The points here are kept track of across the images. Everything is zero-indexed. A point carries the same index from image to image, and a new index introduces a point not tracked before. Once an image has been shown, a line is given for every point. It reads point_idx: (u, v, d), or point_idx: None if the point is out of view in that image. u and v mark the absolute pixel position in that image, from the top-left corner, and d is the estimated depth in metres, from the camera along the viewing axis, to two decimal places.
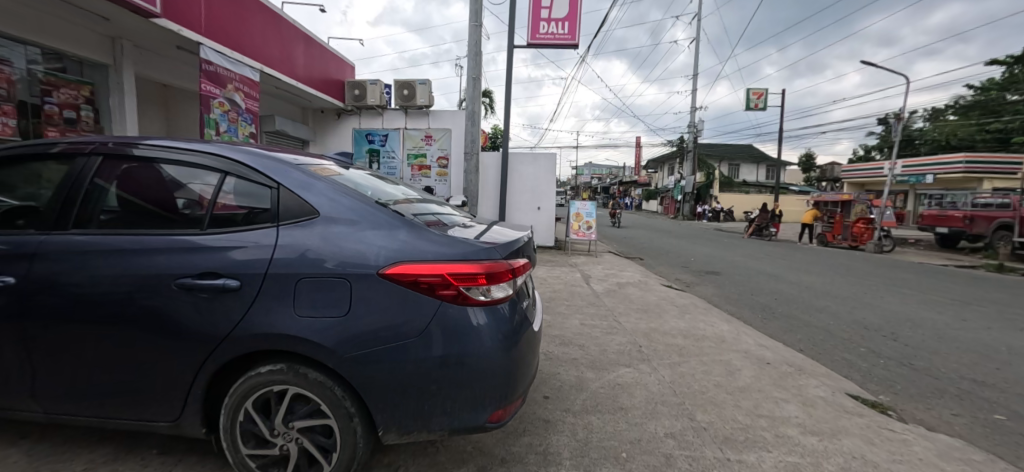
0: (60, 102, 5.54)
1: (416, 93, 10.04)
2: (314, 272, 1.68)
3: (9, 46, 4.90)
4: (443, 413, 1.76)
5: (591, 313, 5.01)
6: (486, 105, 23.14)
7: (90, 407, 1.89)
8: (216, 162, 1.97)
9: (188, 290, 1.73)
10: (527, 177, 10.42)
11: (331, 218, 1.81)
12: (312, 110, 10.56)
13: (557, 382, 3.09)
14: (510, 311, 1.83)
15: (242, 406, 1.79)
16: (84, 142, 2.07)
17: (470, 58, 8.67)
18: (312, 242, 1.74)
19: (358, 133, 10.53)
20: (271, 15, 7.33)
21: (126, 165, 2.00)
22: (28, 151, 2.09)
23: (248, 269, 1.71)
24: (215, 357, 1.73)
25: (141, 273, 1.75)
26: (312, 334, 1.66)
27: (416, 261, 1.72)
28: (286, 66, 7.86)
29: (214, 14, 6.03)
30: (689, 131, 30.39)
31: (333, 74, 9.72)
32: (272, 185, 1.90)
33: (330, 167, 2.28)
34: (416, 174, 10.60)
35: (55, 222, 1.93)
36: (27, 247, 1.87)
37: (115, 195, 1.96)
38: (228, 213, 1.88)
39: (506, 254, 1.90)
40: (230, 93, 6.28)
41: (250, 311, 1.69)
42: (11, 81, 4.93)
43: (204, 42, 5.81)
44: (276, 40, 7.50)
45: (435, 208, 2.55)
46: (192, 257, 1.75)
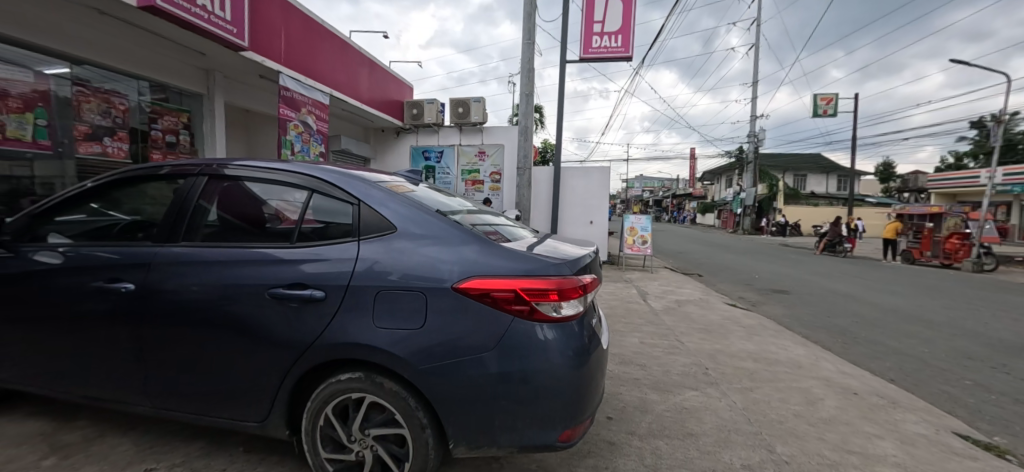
0: (163, 128, 6.30)
1: (470, 110, 10.34)
2: (388, 285, 1.75)
3: (124, 81, 5.75)
4: (513, 429, 1.75)
5: (651, 332, 4.81)
6: (538, 121, 23.52)
7: (188, 404, 2.05)
8: (302, 181, 2.12)
9: (279, 299, 1.85)
10: (579, 191, 10.36)
11: (405, 233, 1.89)
12: (373, 130, 11.23)
13: (619, 402, 2.98)
14: (580, 328, 1.81)
15: (322, 412, 1.87)
16: (190, 164, 2.31)
17: (524, 74, 8.84)
18: (385, 257, 1.82)
19: (416, 150, 10.99)
20: (339, 42, 7.91)
21: (224, 184, 2.21)
22: (140, 173, 2.35)
23: (331, 281, 1.81)
24: (301, 363, 1.83)
25: (237, 284, 1.90)
26: (389, 345, 1.72)
27: (488, 276, 1.74)
28: (352, 89, 8.43)
29: (292, 45, 6.63)
30: (750, 140, 28.73)
31: (393, 95, 10.30)
32: (352, 202, 2.02)
33: (402, 184, 2.39)
34: (470, 189, 10.86)
35: (168, 235, 2.15)
36: (144, 257, 2.08)
37: (217, 212, 2.16)
38: (313, 227, 2.02)
39: (575, 270, 1.89)
40: (304, 115, 6.83)
41: (332, 322, 1.79)
42: (126, 111, 5.81)
43: (282, 70, 6.39)
44: (344, 66, 8.10)
45: (499, 223, 2.58)
46: (283, 269, 1.88)
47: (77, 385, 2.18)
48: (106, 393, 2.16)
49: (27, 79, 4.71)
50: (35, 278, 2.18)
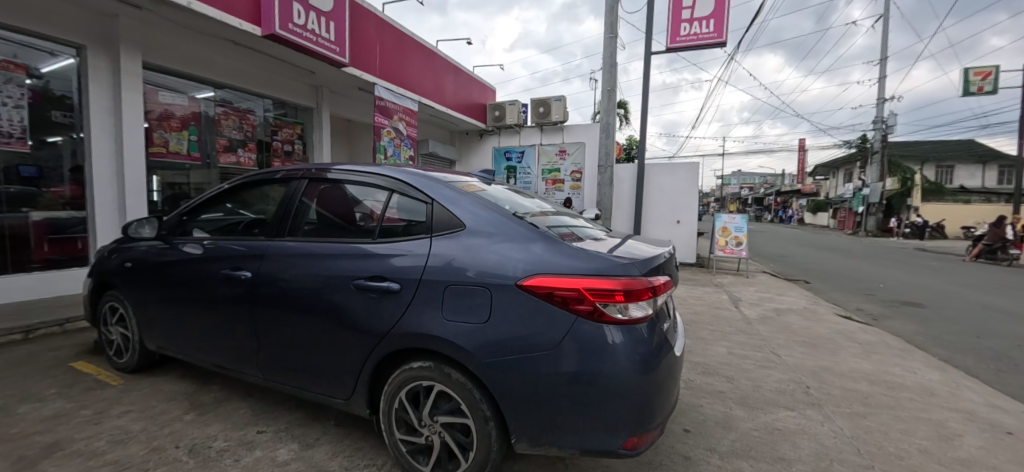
0: (282, 139, 7.27)
1: (551, 110, 10.35)
2: (456, 280, 1.84)
3: (253, 100, 6.74)
4: (575, 430, 1.72)
5: (742, 342, 4.38)
6: (622, 116, 22.79)
7: (289, 378, 2.34)
8: (386, 182, 2.32)
9: (362, 289, 2.04)
10: (665, 189, 9.80)
11: (474, 231, 1.97)
12: (458, 133, 11.82)
13: (698, 415, 2.77)
14: (649, 332, 1.72)
15: (396, 396, 2.02)
16: (297, 169, 2.65)
17: (605, 70, 8.61)
18: (455, 253, 1.91)
19: (498, 151, 11.31)
20: (427, 52, 8.44)
21: (322, 186, 2.50)
22: (260, 177, 2.75)
23: (406, 274, 1.95)
24: (379, 349, 2.00)
25: (329, 275, 2.14)
26: (456, 338, 1.80)
27: (551, 274, 1.74)
28: (439, 95, 8.95)
29: (386, 58, 7.23)
30: (875, 127, 24.70)
31: (477, 98, 10.72)
32: (427, 201, 2.16)
33: (476, 183, 2.48)
34: (550, 188, 10.86)
35: (277, 231, 2.49)
36: (260, 250, 2.44)
37: (316, 210, 2.45)
38: (393, 225, 2.19)
39: (645, 271, 1.80)
40: (395, 122, 7.41)
41: (406, 313, 1.92)
42: (254, 126, 6.81)
43: (377, 82, 7.01)
44: (432, 74, 8.63)
45: (571, 221, 2.56)
46: (367, 263, 2.07)
47: (210, 355, 2.62)
48: (229, 364, 2.55)
49: (185, 103, 5.84)
50: (183, 265, 2.66)
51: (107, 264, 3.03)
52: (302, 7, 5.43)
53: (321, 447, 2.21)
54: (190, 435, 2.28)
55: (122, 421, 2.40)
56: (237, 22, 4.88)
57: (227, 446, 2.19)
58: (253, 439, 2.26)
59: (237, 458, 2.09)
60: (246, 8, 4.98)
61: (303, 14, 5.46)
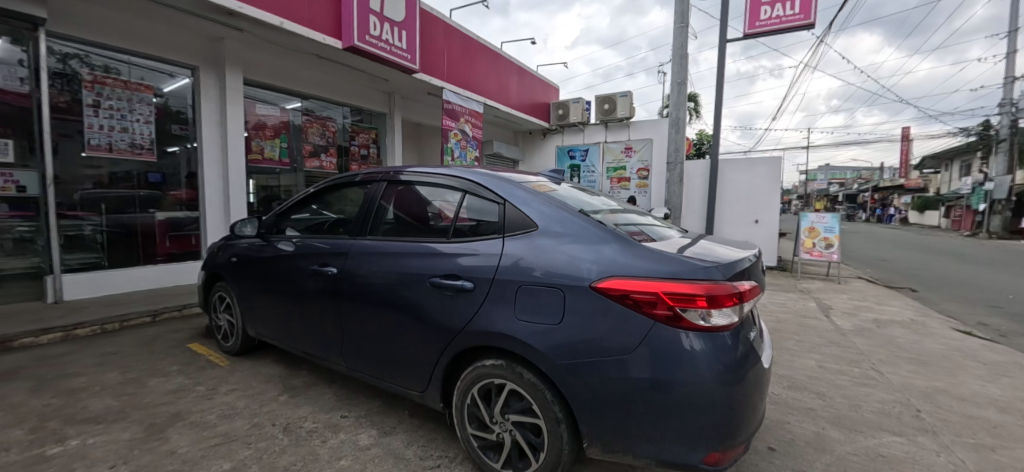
0: (359, 143, 7.80)
1: (617, 106, 10.08)
2: (529, 280, 1.85)
3: (334, 108, 7.29)
4: (651, 440, 1.65)
5: (835, 355, 3.95)
6: (693, 110, 21.65)
7: (369, 369, 2.49)
8: (458, 183, 2.38)
9: (437, 287, 2.12)
10: (742, 186, 9.13)
11: (546, 231, 1.96)
12: (522, 133, 11.96)
13: (785, 433, 2.54)
14: (734, 341, 1.61)
15: (469, 391, 2.07)
16: (376, 172, 2.81)
17: (675, 62, 8.20)
18: (527, 253, 1.92)
19: (561, 150, 11.24)
20: (492, 54, 8.60)
21: (399, 187, 2.63)
22: (343, 180, 2.96)
23: (479, 273, 2.00)
24: (453, 345, 2.06)
25: (406, 272, 2.25)
26: (529, 338, 1.81)
27: (628, 276, 1.68)
28: (503, 96, 9.08)
29: (453, 63, 7.47)
30: (1003, 111, 21.11)
31: (540, 98, 10.73)
32: (499, 202, 2.19)
33: (545, 183, 2.48)
34: (615, 186, 10.58)
35: (359, 230, 2.66)
36: (343, 247, 2.62)
37: (393, 211, 2.58)
38: (466, 225, 2.25)
39: (729, 275, 1.69)
40: (462, 124, 7.64)
41: (479, 311, 1.97)
42: (335, 132, 7.37)
43: (445, 86, 7.26)
44: (496, 76, 8.76)
45: (644, 222, 2.46)
46: (441, 261, 2.15)
47: (301, 343, 2.87)
48: (317, 352, 2.78)
49: (277, 114, 6.46)
50: (278, 260, 2.94)
51: (217, 258, 3.44)
52: (377, 19, 5.79)
53: (397, 436, 2.33)
54: (284, 414, 2.52)
55: (229, 397, 2.71)
56: (321, 37, 5.33)
57: (316, 427, 2.39)
58: (338, 423, 2.44)
59: (324, 439, 2.27)
60: (329, 23, 5.41)
61: (379, 25, 5.82)
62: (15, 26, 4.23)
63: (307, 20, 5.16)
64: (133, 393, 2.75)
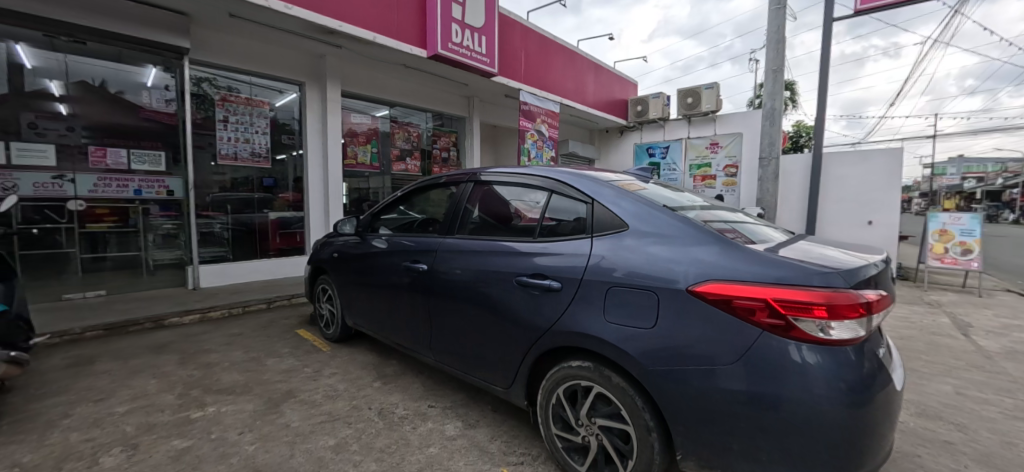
0: (440, 147, 8.20)
1: (701, 99, 9.49)
2: (619, 282, 1.81)
3: (417, 114, 7.72)
4: (756, 460, 1.52)
5: (981, 381, 3.34)
6: (790, 101, 19.73)
7: (455, 362, 2.60)
8: (543, 183, 2.40)
9: (523, 286, 2.15)
10: (851, 182, 8.10)
11: (637, 231, 1.90)
12: (598, 131, 11.82)
13: (915, 467, 2.20)
14: (858, 357, 1.43)
15: (554, 391, 2.07)
16: (461, 174, 2.93)
17: (770, 48, 7.52)
18: (618, 254, 1.88)
19: (640, 147, 10.87)
20: (569, 53, 8.54)
21: (484, 188, 2.71)
22: (431, 181, 3.12)
23: (566, 273, 2.00)
24: (539, 344, 2.08)
25: (492, 270, 2.31)
26: (619, 341, 1.77)
27: (730, 280, 1.57)
28: (579, 95, 8.97)
29: (530, 64, 7.56)
30: None
31: (618, 95, 10.45)
32: (586, 201, 2.16)
33: (633, 182, 2.41)
34: (698, 184, 9.96)
35: (446, 229, 2.78)
36: (432, 245, 2.76)
37: (479, 210, 2.66)
38: (552, 224, 2.25)
39: (853, 283, 1.50)
40: (539, 125, 7.71)
41: (566, 311, 1.97)
42: (419, 136, 7.82)
43: (522, 88, 7.37)
44: (572, 75, 8.69)
45: (744, 222, 2.29)
46: (527, 261, 2.18)
47: (393, 334, 3.08)
48: (407, 343, 2.96)
49: (368, 121, 7.01)
50: (373, 257, 3.18)
51: (320, 254, 3.81)
52: (459, 27, 6.05)
53: (481, 429, 2.41)
54: (379, 399, 2.73)
55: (332, 380, 3.00)
56: (408, 48, 5.69)
57: (407, 413, 2.55)
58: (426, 412, 2.58)
59: (414, 426, 2.42)
60: (415, 34, 5.76)
61: (460, 32, 6.07)
62: (166, 56, 5.02)
63: (396, 33, 5.54)
64: (255, 370, 3.15)
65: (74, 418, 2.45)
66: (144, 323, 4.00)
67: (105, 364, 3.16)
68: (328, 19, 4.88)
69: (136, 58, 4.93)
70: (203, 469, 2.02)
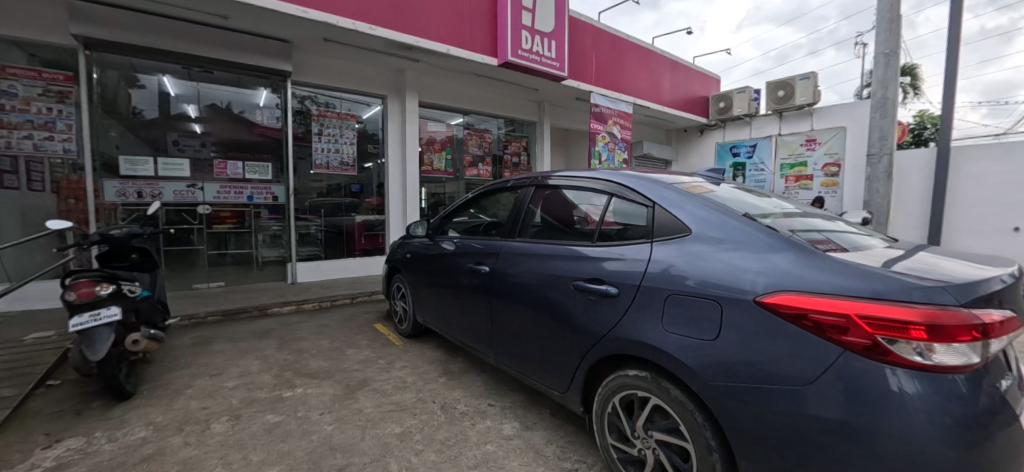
0: (512, 152, 8.38)
1: (795, 92, 8.62)
2: (680, 289, 1.74)
3: (489, 120, 7.97)
4: None
5: None
6: (912, 88, 17.08)
7: (514, 364, 2.65)
8: (605, 187, 2.37)
9: (581, 290, 2.14)
10: (991, 181, 6.79)
11: (702, 237, 1.81)
12: (676, 131, 11.28)
13: None
14: (972, 390, 1.21)
15: (610, 400, 2.02)
16: (525, 178, 2.99)
17: (882, 28, 6.58)
18: (679, 260, 1.81)
19: (722, 147, 10.18)
20: (643, 51, 8.25)
21: (546, 192, 2.74)
22: (496, 186, 3.22)
23: (625, 279, 1.96)
24: (595, 351, 2.06)
25: (551, 274, 2.33)
26: (678, 352, 1.70)
27: (807, 293, 1.43)
28: (654, 94, 8.60)
29: (603, 65, 7.43)
30: None
31: (698, 91, 9.84)
32: (648, 204, 2.10)
33: (703, 184, 2.28)
34: (791, 186, 9.00)
35: (509, 232, 2.85)
36: (496, 248, 2.85)
37: (541, 214, 2.69)
38: (612, 228, 2.22)
39: (966, 301, 1.28)
40: (611, 127, 7.57)
41: (624, 318, 1.93)
42: (491, 141, 8.06)
43: (594, 90, 7.27)
44: (647, 73, 8.37)
45: (836, 228, 2.04)
46: (586, 265, 2.16)
47: (458, 333, 3.21)
48: (471, 342, 3.07)
49: (443, 129, 7.39)
50: (442, 258, 3.36)
51: (396, 254, 4.10)
52: (529, 33, 6.16)
53: (538, 432, 2.42)
54: (443, 394, 2.86)
55: (402, 372, 3.21)
56: (480, 58, 5.91)
57: (467, 410, 2.65)
58: (486, 410, 2.65)
59: (473, 422, 2.50)
60: (487, 44, 5.97)
61: (530, 39, 6.17)
62: (274, 79, 5.75)
63: (469, 44, 5.80)
64: (337, 358, 3.48)
65: (196, 388, 2.92)
66: (251, 311, 4.61)
67: (221, 345, 3.71)
68: (408, 35, 5.26)
69: (251, 82, 5.72)
70: (289, 443, 2.28)
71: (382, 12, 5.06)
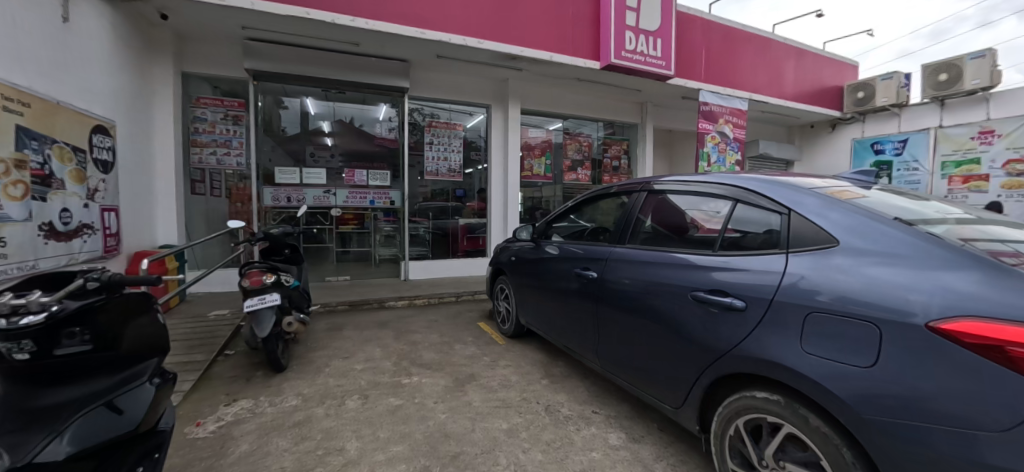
0: (612, 155, 8.22)
1: (964, 74, 7.11)
2: (826, 307, 1.54)
3: (588, 124, 7.90)
4: None
5: None
6: None
7: (621, 373, 2.58)
8: (728, 192, 2.20)
9: (700, 302, 2.01)
10: None
11: (855, 249, 1.59)
12: (799, 126, 10.02)
13: None
14: None
15: (733, 421, 1.86)
16: (635, 183, 2.90)
17: None
18: (823, 275, 1.60)
19: (860, 143, 8.83)
20: (760, 41, 7.50)
21: (659, 197, 2.63)
22: (603, 191, 3.17)
23: (754, 292, 1.79)
24: (717, 367, 1.92)
25: (664, 283, 2.22)
26: (822, 377, 1.51)
27: (1003, 321, 1.18)
28: (774, 87, 7.75)
29: (713, 60, 6.92)
30: None
31: (830, 81, 8.62)
32: (782, 211, 1.91)
33: (850, 189, 2.00)
34: (958, 188, 7.46)
35: (618, 239, 2.79)
36: (603, 254, 2.80)
37: (653, 221, 2.59)
38: (737, 237, 2.05)
39: None
40: (721, 126, 7.02)
41: (752, 334, 1.77)
42: (589, 145, 7.99)
43: (703, 87, 6.81)
44: (765, 65, 7.58)
45: None
46: (706, 274, 2.02)
47: (561, 337, 3.23)
48: (575, 347, 3.06)
49: (542, 135, 7.52)
50: (546, 262, 3.41)
51: (500, 257, 4.26)
52: (633, 33, 5.99)
53: (646, 446, 2.33)
54: (546, 396, 2.91)
55: (506, 371, 3.33)
56: (582, 62, 5.91)
57: (571, 414, 2.65)
58: (590, 417, 2.63)
59: (578, 427, 2.50)
60: (589, 48, 5.95)
61: (634, 39, 6.00)
62: (393, 95, 6.40)
63: (571, 49, 5.83)
64: (446, 352, 3.74)
65: (333, 367, 3.36)
66: (373, 303, 5.17)
67: (350, 332, 4.21)
68: (513, 46, 5.47)
69: (375, 99, 6.44)
70: (409, 426, 2.51)
71: (488, 26, 5.36)
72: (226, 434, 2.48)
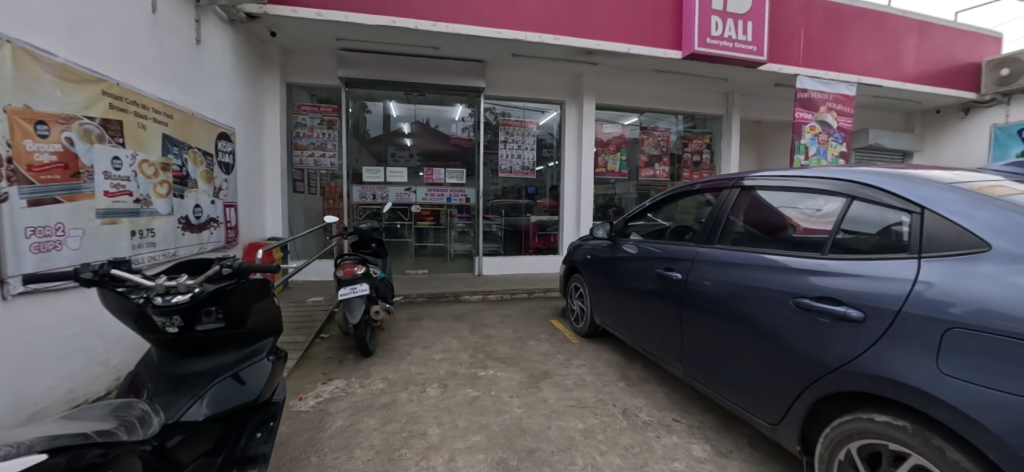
0: (693, 150, 7.77)
1: None
2: (973, 322, 1.31)
3: (665, 118, 7.53)
4: None
5: None
6: None
7: (706, 381, 2.42)
8: (841, 187, 1.95)
9: (805, 309, 1.81)
10: None
11: (1015, 256, 1.33)
12: (921, 112, 8.66)
13: None
14: None
15: (843, 445, 1.65)
16: (726, 179, 2.68)
17: None
18: (971, 284, 1.36)
19: (1003, 131, 7.51)
20: (873, 16, 6.59)
21: (755, 194, 2.41)
22: (688, 188, 2.98)
23: (876, 301, 1.57)
24: (825, 383, 1.72)
25: (761, 288, 2.03)
26: (967, 404, 1.29)
27: None
28: (890, 68, 6.77)
29: (814, 42, 6.23)
30: None
31: (965, 57, 7.33)
32: (914, 210, 1.66)
33: (1005, 183, 1.67)
34: None
35: (705, 239, 2.60)
36: (688, 254, 2.63)
37: (748, 219, 2.38)
38: (853, 238, 1.81)
39: None
40: (823, 115, 6.30)
41: (871, 349, 1.56)
42: (668, 140, 7.62)
43: (801, 73, 6.16)
44: (880, 43, 6.65)
45: None
46: (813, 279, 1.81)
47: (639, 339, 3.11)
48: (654, 351, 2.93)
49: (617, 130, 7.31)
50: (625, 261, 3.29)
51: (575, 255, 4.21)
52: (720, 18, 5.58)
53: (734, 462, 2.17)
54: (623, 399, 2.83)
55: (579, 371, 3.29)
56: (661, 53, 5.62)
57: (650, 420, 2.55)
58: (671, 425, 2.51)
59: (658, 434, 2.40)
60: (670, 37, 5.65)
61: (721, 24, 5.59)
62: (470, 96, 6.61)
63: (650, 39, 5.58)
64: (520, 348, 3.79)
65: (415, 356, 3.57)
66: (449, 296, 5.39)
67: (429, 323, 4.44)
68: (589, 41, 5.37)
69: (451, 100, 6.69)
70: (486, 417, 2.59)
71: (564, 21, 5.30)
72: (324, 409, 2.73)
